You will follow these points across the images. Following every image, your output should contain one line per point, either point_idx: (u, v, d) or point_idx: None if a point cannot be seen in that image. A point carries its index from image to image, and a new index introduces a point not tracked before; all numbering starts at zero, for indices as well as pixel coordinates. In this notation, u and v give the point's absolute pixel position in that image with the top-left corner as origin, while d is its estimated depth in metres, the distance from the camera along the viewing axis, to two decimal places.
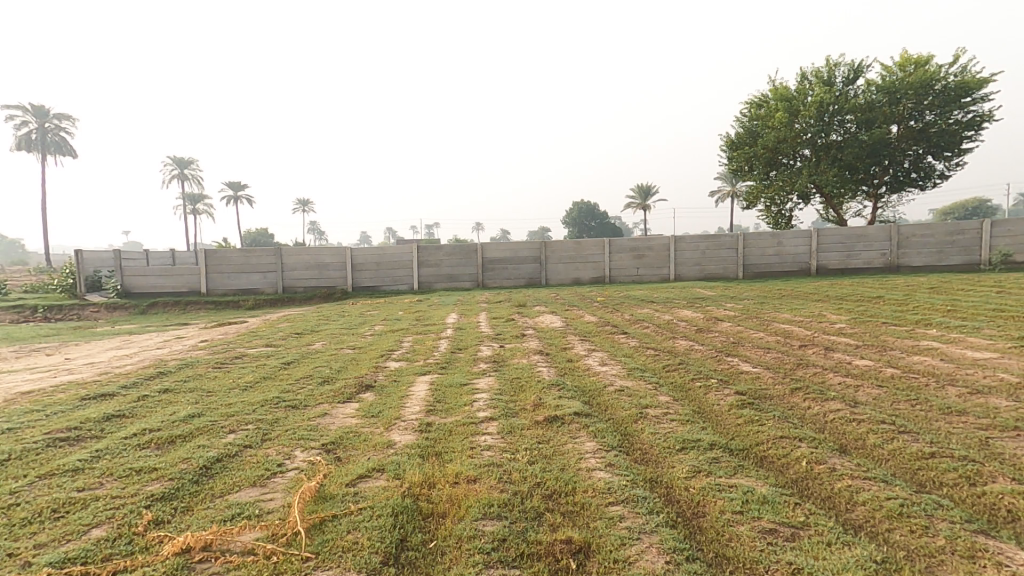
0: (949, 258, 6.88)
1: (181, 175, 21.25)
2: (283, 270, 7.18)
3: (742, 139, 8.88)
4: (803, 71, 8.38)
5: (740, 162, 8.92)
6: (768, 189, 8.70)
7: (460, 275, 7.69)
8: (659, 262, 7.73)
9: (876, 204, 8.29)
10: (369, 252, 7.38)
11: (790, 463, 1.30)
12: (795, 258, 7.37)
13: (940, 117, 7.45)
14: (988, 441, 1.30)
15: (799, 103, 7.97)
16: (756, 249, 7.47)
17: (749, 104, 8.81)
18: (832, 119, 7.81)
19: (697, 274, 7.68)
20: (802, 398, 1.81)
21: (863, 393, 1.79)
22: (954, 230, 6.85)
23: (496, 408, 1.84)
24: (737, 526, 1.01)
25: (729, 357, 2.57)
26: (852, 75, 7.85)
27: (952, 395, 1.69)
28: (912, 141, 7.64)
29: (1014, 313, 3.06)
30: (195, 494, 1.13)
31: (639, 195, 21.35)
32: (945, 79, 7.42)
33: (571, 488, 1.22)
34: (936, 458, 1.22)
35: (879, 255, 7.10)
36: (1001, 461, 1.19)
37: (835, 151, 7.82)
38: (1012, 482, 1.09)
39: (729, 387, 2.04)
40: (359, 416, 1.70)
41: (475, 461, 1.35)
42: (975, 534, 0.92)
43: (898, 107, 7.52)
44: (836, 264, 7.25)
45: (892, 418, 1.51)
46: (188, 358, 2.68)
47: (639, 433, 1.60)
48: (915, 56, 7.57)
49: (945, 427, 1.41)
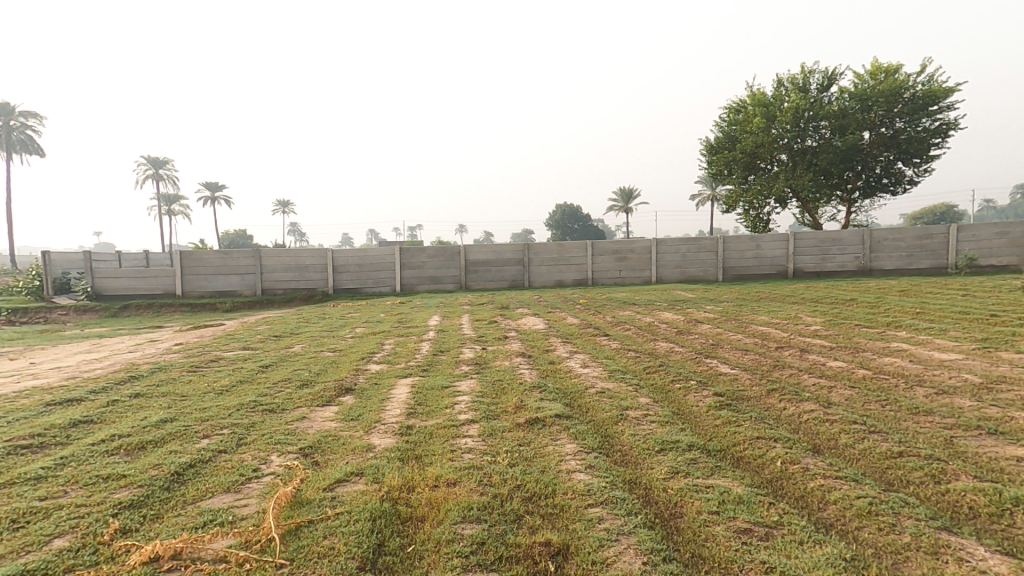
0: (919, 261, 7.07)
1: (156, 175, 20.87)
2: (262, 272, 7.08)
3: (721, 144, 9.01)
4: (779, 78, 8.54)
5: (719, 166, 9.05)
6: (746, 193, 8.84)
7: (442, 276, 7.67)
8: (641, 265, 7.80)
9: (850, 208, 8.48)
10: (350, 254, 7.32)
11: (766, 463, 1.32)
12: (772, 261, 7.49)
13: (909, 125, 7.65)
14: (953, 440, 1.34)
15: (776, 109, 8.11)
16: (735, 252, 7.57)
17: (728, 109, 8.95)
18: (808, 125, 7.96)
19: (678, 277, 7.77)
20: (778, 399, 1.84)
21: (836, 394, 1.83)
22: (923, 234, 7.04)
23: (478, 411, 1.84)
24: (713, 527, 1.03)
25: (708, 359, 2.61)
26: (826, 82, 8.01)
27: (921, 395, 1.73)
28: (883, 147, 7.83)
29: (979, 315, 3.16)
30: (166, 501, 1.11)
31: (621, 198, 21.51)
32: (913, 88, 7.62)
33: (552, 490, 1.22)
34: (904, 457, 1.26)
35: (853, 258, 7.26)
36: (965, 458, 1.23)
37: (810, 157, 7.98)
38: (975, 480, 1.12)
39: (708, 389, 2.06)
40: (338, 419, 1.69)
41: (455, 464, 1.35)
42: (939, 531, 0.94)
43: (869, 114, 7.71)
44: (812, 267, 7.39)
45: (863, 418, 1.54)
46: (161, 362, 2.62)
47: (619, 435, 1.61)
48: (886, 65, 7.76)
49: (913, 427, 1.45)
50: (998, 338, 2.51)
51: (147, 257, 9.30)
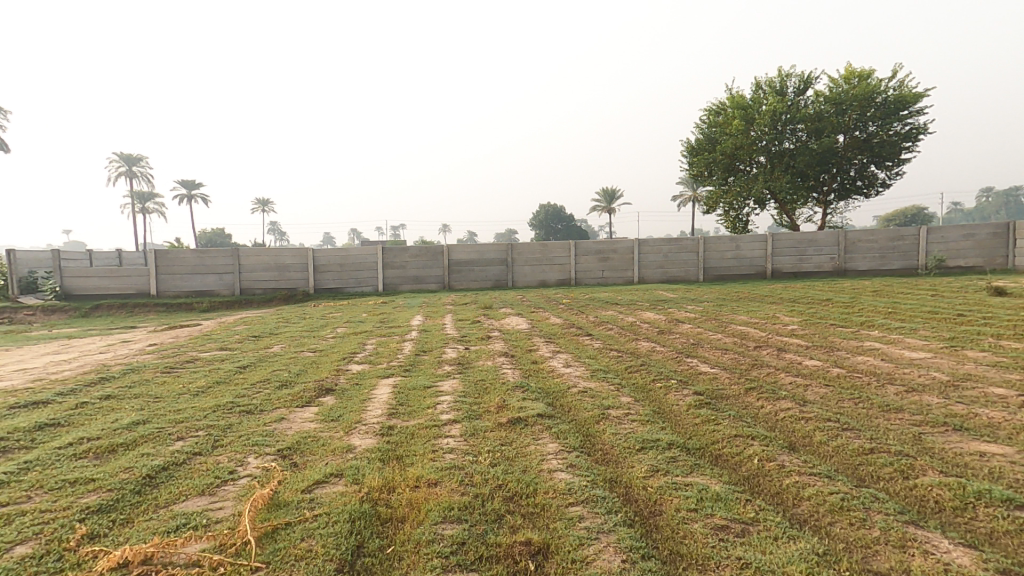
0: (891, 262, 7.23)
1: (129, 173, 20.43)
2: (240, 271, 6.98)
3: (701, 145, 9.12)
4: (757, 81, 8.67)
5: (700, 167, 9.15)
6: (726, 194, 8.96)
7: (425, 276, 7.64)
8: (623, 265, 7.85)
9: (826, 210, 8.63)
10: (331, 253, 7.25)
11: (744, 460, 1.34)
12: (751, 262, 7.60)
13: (881, 128, 7.82)
14: (921, 436, 1.38)
15: (754, 112, 8.23)
16: (715, 252, 7.67)
17: (708, 111, 9.06)
18: (785, 127, 8.10)
19: (660, 277, 7.84)
20: (756, 397, 1.87)
21: (812, 392, 1.86)
22: (895, 235, 7.21)
23: (460, 411, 1.84)
24: (692, 524, 1.04)
25: (688, 358, 2.64)
26: (802, 86, 8.16)
27: (891, 393, 1.77)
28: (857, 150, 7.99)
29: (948, 315, 3.24)
30: (136, 505, 1.09)
31: (604, 199, 21.59)
32: (885, 92, 7.80)
33: (533, 489, 1.22)
34: (876, 453, 1.29)
35: (828, 259, 7.41)
36: (932, 454, 1.26)
37: (788, 159, 8.12)
38: (942, 475, 1.15)
39: (688, 388, 2.09)
40: (318, 420, 1.67)
41: (437, 464, 1.35)
42: (907, 525, 0.97)
43: (844, 117, 7.86)
44: (790, 267, 7.52)
45: (837, 416, 1.58)
46: (134, 363, 2.57)
47: (600, 434, 1.63)
48: (859, 70, 7.92)
49: (884, 424, 1.49)
50: (965, 337, 2.59)
51: (120, 256, 9.10)
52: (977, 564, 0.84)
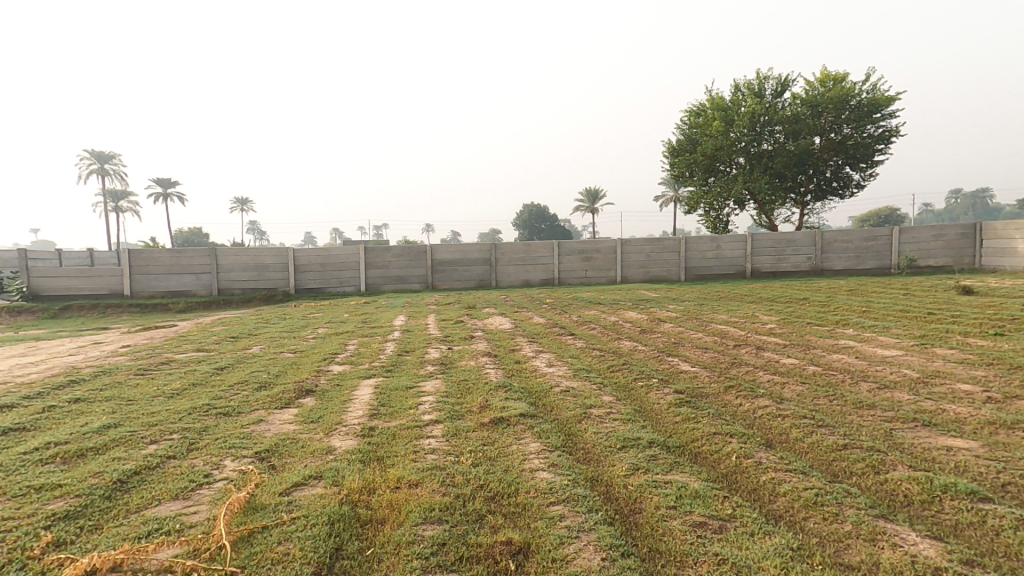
0: (865, 262, 7.39)
1: (101, 171, 19.98)
2: (218, 272, 6.87)
3: (682, 146, 9.21)
4: (736, 83, 8.78)
5: (681, 168, 9.24)
6: (706, 194, 9.06)
7: (408, 276, 7.59)
8: (606, 265, 7.90)
9: (803, 211, 8.79)
10: (312, 253, 7.18)
11: (722, 458, 1.36)
12: (731, 262, 7.70)
13: (856, 131, 7.98)
14: (892, 432, 1.41)
15: (734, 114, 8.34)
16: (697, 252, 7.75)
17: (688, 112, 9.15)
18: (763, 129, 8.22)
19: (642, 276, 7.90)
20: (735, 395, 1.90)
21: (788, 389, 1.90)
22: (869, 236, 7.36)
23: (442, 411, 1.83)
24: (670, 521, 1.05)
25: (669, 357, 2.66)
26: (780, 88, 8.29)
27: (864, 390, 1.81)
28: (833, 152, 8.14)
29: (919, 313, 3.33)
30: (106, 511, 1.07)
31: (587, 199, 21.67)
32: (859, 95, 7.96)
33: (514, 489, 1.23)
34: (849, 449, 1.31)
35: (805, 259, 7.54)
36: (900, 449, 1.29)
37: (766, 160, 8.25)
38: (912, 469, 1.18)
39: (669, 386, 2.11)
40: (297, 421, 1.66)
41: (418, 465, 1.34)
42: (877, 519, 0.99)
43: (820, 119, 8.01)
44: (769, 267, 7.63)
45: (812, 413, 1.61)
46: (106, 365, 2.51)
47: (582, 433, 1.63)
48: (834, 73, 8.06)
49: (857, 420, 1.52)
50: (934, 335, 2.66)
51: (92, 256, 8.88)
52: (942, 556, 0.87)
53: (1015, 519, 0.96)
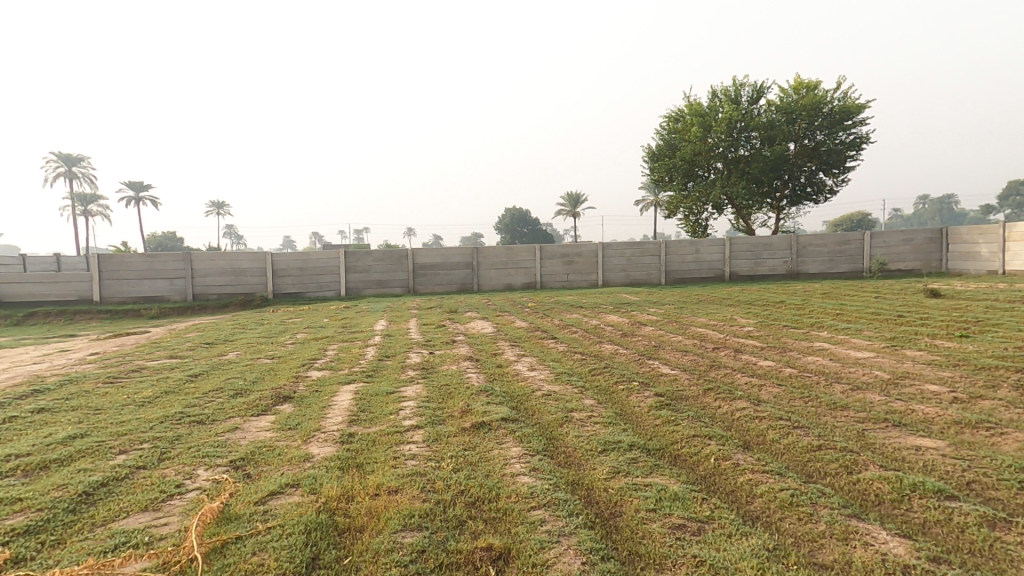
0: (839, 266, 7.55)
1: (68, 174, 19.47)
2: (192, 277, 6.75)
3: (661, 151, 9.32)
4: (713, 89, 8.93)
5: (661, 173, 9.35)
6: (685, 199, 9.18)
7: (389, 280, 7.54)
8: (588, 268, 7.94)
9: (779, 215, 8.95)
10: (291, 258, 7.09)
11: (700, 460, 1.37)
12: (710, 266, 7.81)
13: (828, 137, 8.17)
14: (864, 433, 1.44)
15: (711, 120, 8.48)
16: (676, 256, 7.84)
17: (667, 118, 9.27)
18: (740, 135, 8.36)
19: (623, 280, 7.96)
20: (713, 397, 1.92)
21: (765, 391, 1.93)
22: (843, 240, 7.53)
23: (423, 416, 1.81)
24: (650, 524, 1.06)
25: (649, 360, 2.68)
26: (756, 95, 8.44)
27: (838, 392, 1.85)
28: (807, 158, 8.32)
29: (890, 316, 3.41)
30: (70, 525, 1.03)
31: (569, 203, 21.78)
32: (831, 103, 8.15)
33: (495, 494, 1.22)
34: (823, 450, 1.34)
35: (782, 263, 7.68)
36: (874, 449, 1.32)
37: (743, 166, 8.39)
38: (883, 469, 1.20)
39: (649, 389, 2.12)
40: (274, 429, 1.63)
41: (398, 471, 1.33)
42: (849, 518, 1.01)
43: (794, 126, 8.18)
44: (747, 271, 7.74)
45: (787, 415, 1.63)
46: (74, 373, 2.44)
47: (563, 436, 1.64)
48: (807, 81, 8.25)
49: (831, 421, 1.55)
50: (905, 337, 2.72)
51: (59, 261, 8.65)
52: (911, 554, 0.89)
53: (981, 516, 0.98)
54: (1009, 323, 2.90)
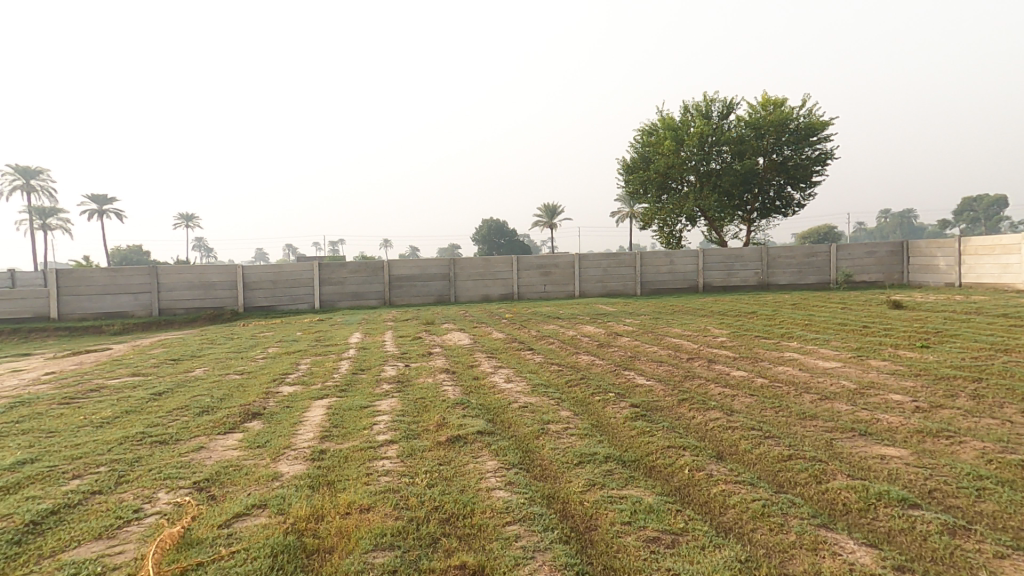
0: (808, 277, 7.74)
1: (27, 185, 18.83)
2: (158, 291, 6.57)
3: (636, 163, 9.46)
4: (685, 104, 9.13)
5: (636, 185, 9.49)
6: (660, 211, 9.31)
7: (366, 292, 7.46)
8: (565, 279, 7.98)
9: (750, 227, 9.14)
10: (263, 270, 6.98)
11: (674, 471, 1.38)
12: (684, 276, 7.92)
13: (795, 152, 8.41)
14: (832, 442, 1.47)
15: (684, 133, 8.65)
16: (652, 266, 7.94)
17: (641, 131, 9.43)
18: (711, 149, 8.55)
19: (600, 291, 8.01)
20: (688, 408, 1.94)
21: (738, 401, 1.95)
22: (810, 252, 7.74)
23: (398, 431, 1.79)
24: (625, 537, 1.06)
25: (625, 371, 2.70)
26: (726, 111, 8.66)
27: (807, 401, 1.88)
28: (775, 172, 8.54)
29: (855, 327, 3.50)
30: (15, 558, 0.98)
31: (546, 215, 21.94)
32: (797, 119, 8.40)
33: (470, 510, 1.20)
34: (793, 459, 1.36)
35: (753, 274, 7.83)
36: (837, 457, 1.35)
37: (715, 179, 8.56)
38: (849, 478, 1.23)
39: (625, 400, 2.13)
40: (242, 447, 1.58)
41: (371, 488, 1.30)
42: (817, 528, 1.02)
43: (762, 141, 8.40)
44: (720, 281, 7.87)
45: (759, 424, 1.66)
46: (27, 395, 2.34)
47: (539, 449, 1.63)
48: (774, 97, 8.50)
49: (800, 430, 1.58)
50: (869, 347, 2.80)
51: (14, 276, 8.32)
52: (876, 563, 0.90)
53: (941, 524, 1.01)
54: (964, 334, 3.02)
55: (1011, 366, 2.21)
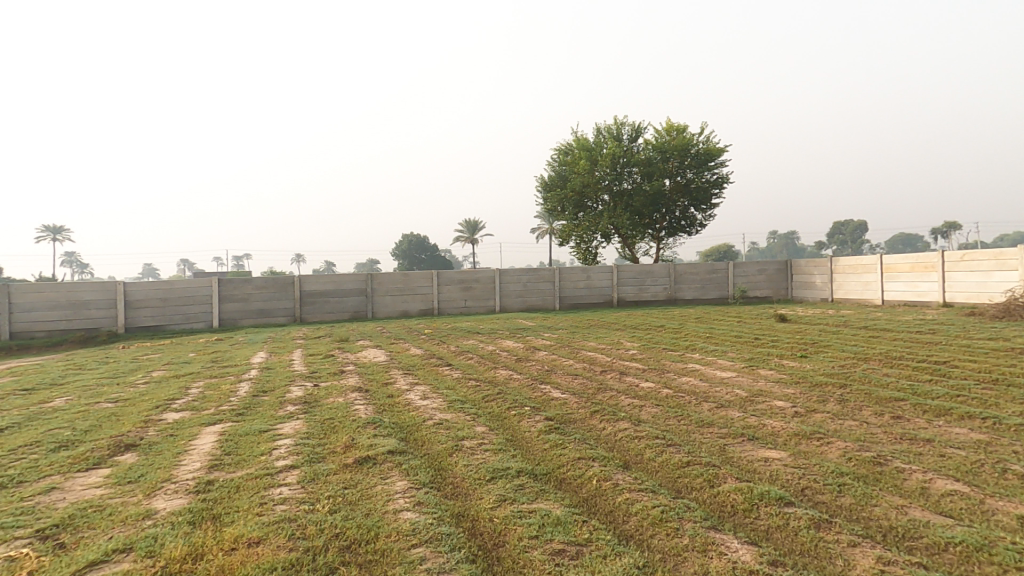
0: (709, 293, 8.28)
1: None
2: (16, 311, 5.82)
3: (553, 182, 9.73)
4: (598, 126, 9.55)
5: (553, 203, 9.74)
6: (577, 228, 9.61)
7: (272, 309, 7.08)
8: (485, 295, 7.99)
9: (660, 245, 9.64)
10: (150, 287, 6.42)
11: (583, 482, 1.40)
12: (600, 291, 8.20)
13: (697, 176, 9.02)
14: (725, 447, 1.56)
15: (597, 154, 9.03)
16: (569, 282, 8.15)
17: (557, 151, 9.73)
18: (622, 169, 8.98)
19: (520, 306, 8.10)
20: (598, 420, 1.98)
21: (645, 412, 2.03)
22: (712, 269, 8.28)
23: (300, 455, 1.68)
24: (531, 552, 1.05)
25: (542, 385, 2.72)
26: (635, 134, 9.14)
27: (707, 410, 1.99)
28: (680, 194, 9.10)
29: (750, 339, 3.78)
30: None
31: (468, 229, 22.04)
32: (698, 145, 9.03)
33: (373, 534, 1.15)
34: (691, 466, 1.42)
35: (662, 289, 8.25)
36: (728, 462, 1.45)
37: (627, 199, 8.98)
38: (740, 481, 1.30)
39: (540, 414, 2.14)
40: (106, 485, 1.43)
41: (263, 519, 1.21)
42: (708, 530, 1.07)
43: (668, 164, 8.94)
44: (632, 296, 8.22)
45: (663, 433, 1.73)
46: None
47: (452, 466, 1.60)
48: (678, 123, 9.07)
49: (699, 438, 1.66)
50: (761, 358, 3.03)
51: None
52: (756, 559, 0.95)
53: (809, 519, 1.09)
54: (836, 343, 3.35)
55: (868, 373, 2.51)
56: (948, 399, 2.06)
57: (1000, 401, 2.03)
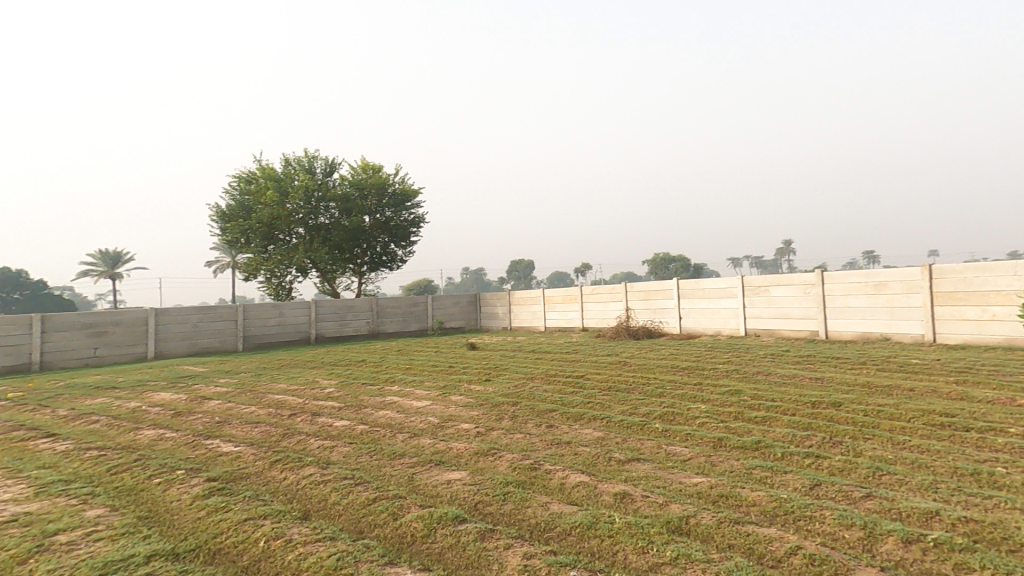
0: (409, 325, 8.63)
1: None
2: None
3: (234, 212, 8.79)
4: (288, 158, 9.14)
5: (236, 235, 8.78)
6: (267, 262, 8.84)
7: None
8: (129, 340, 6.58)
9: (361, 280, 9.63)
10: None
11: (248, 547, 1.23)
12: (295, 328, 7.71)
13: (394, 214, 9.46)
14: (414, 476, 1.59)
15: (288, 186, 8.61)
16: (256, 320, 7.43)
17: (239, 179, 8.88)
18: (317, 203, 8.77)
19: (186, 350, 6.96)
20: (280, 470, 1.79)
21: (336, 452, 1.93)
22: (413, 301, 8.69)
23: None
24: None
25: (209, 440, 2.32)
26: (329, 169, 9.07)
27: (400, 441, 2.02)
28: (379, 231, 9.37)
29: (444, 367, 4.07)
30: None
31: (101, 259, 18.05)
32: (393, 185, 9.52)
33: None
34: (377, 500, 1.41)
35: (363, 323, 8.24)
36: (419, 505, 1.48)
37: (323, 233, 8.77)
38: (421, 507, 1.34)
39: (199, 476, 1.80)
40: None
41: None
42: (384, 569, 1.06)
43: (364, 201, 9.14)
44: (332, 332, 7.98)
45: (352, 472, 1.66)
46: None
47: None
48: (372, 163, 9.39)
49: (389, 471, 1.65)
50: (452, 384, 3.26)
51: None
52: None
53: (477, 532, 1.20)
54: (511, 365, 3.83)
55: (534, 391, 2.93)
56: (582, 405, 2.60)
57: (612, 404, 2.66)
